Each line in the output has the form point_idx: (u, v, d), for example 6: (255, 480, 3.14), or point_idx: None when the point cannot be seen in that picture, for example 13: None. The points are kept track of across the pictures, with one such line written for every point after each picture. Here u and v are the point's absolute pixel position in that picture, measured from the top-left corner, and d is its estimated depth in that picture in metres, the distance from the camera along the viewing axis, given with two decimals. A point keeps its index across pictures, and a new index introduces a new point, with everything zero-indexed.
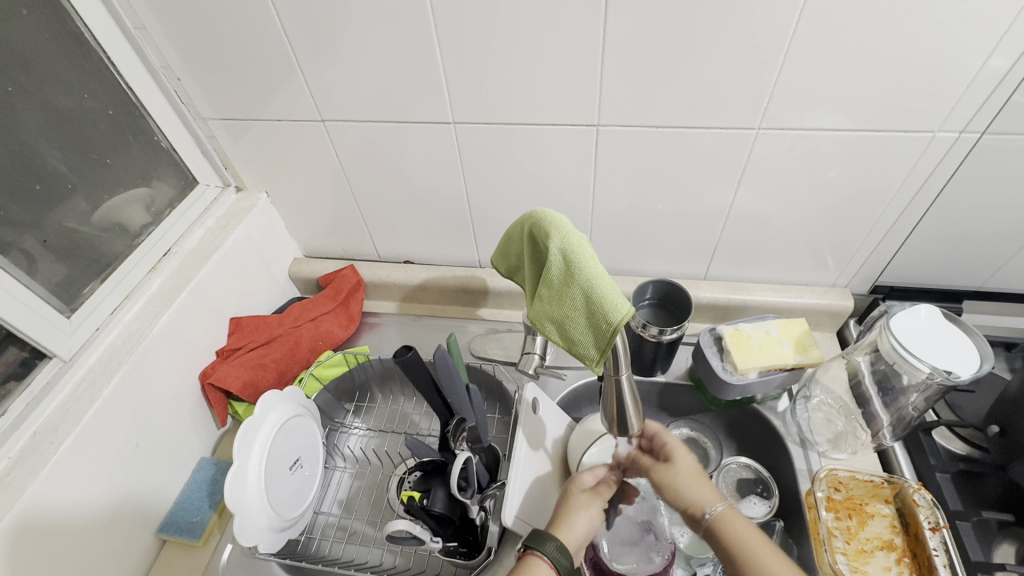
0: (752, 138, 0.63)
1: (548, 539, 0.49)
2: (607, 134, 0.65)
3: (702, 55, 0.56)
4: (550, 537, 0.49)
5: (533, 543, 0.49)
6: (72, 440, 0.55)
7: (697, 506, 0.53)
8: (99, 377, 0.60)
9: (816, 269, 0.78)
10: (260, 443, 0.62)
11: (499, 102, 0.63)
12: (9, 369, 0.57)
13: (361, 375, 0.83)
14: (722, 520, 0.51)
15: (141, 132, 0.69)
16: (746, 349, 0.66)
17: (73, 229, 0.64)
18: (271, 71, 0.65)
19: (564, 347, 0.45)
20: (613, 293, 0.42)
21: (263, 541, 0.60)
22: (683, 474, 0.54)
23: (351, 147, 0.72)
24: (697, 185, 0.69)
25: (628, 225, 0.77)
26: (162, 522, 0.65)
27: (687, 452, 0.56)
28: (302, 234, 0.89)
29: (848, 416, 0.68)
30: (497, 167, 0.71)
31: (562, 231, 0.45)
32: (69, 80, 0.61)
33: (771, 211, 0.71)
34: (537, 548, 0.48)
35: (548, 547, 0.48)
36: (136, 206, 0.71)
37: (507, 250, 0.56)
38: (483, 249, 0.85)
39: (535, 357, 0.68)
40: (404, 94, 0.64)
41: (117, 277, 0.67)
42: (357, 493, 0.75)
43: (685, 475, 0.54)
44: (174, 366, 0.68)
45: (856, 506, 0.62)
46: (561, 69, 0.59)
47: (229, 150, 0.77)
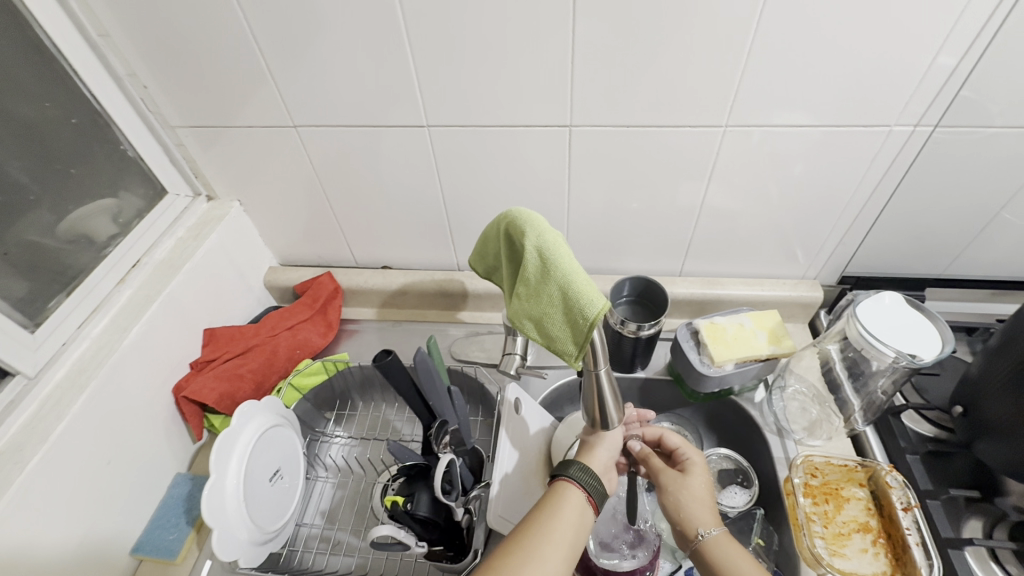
0: (720, 135, 0.64)
1: (573, 464, 0.54)
2: (580, 135, 0.66)
3: (668, 55, 0.57)
4: (574, 463, 0.54)
5: (561, 470, 0.53)
6: (38, 459, 0.53)
7: (694, 524, 0.52)
8: (67, 393, 0.58)
9: (786, 262, 0.81)
10: (237, 455, 0.61)
11: (472, 105, 0.64)
12: None
13: (340, 383, 0.82)
14: (715, 544, 0.50)
15: (107, 141, 0.68)
16: (722, 342, 0.68)
17: (36, 242, 0.62)
18: (241, 77, 0.64)
19: (543, 344, 0.46)
20: (589, 289, 0.43)
21: (242, 555, 0.59)
22: (693, 487, 0.55)
23: (324, 152, 0.72)
24: (669, 183, 0.71)
25: (603, 224, 0.78)
26: (137, 541, 0.63)
27: (703, 471, 0.57)
28: (277, 241, 0.88)
29: (822, 404, 0.71)
30: (473, 170, 0.72)
31: (537, 229, 0.45)
32: (30, 88, 0.60)
33: (741, 207, 0.73)
34: (563, 473, 0.53)
35: (572, 470, 0.53)
36: (103, 217, 0.69)
37: (484, 252, 0.57)
38: (461, 252, 0.85)
39: (516, 358, 0.69)
40: (379, 98, 0.64)
41: (85, 290, 0.65)
42: (340, 503, 0.74)
43: (692, 490, 0.55)
44: (146, 379, 0.67)
45: (832, 491, 0.64)
46: (533, 72, 0.60)
47: (199, 158, 0.75)
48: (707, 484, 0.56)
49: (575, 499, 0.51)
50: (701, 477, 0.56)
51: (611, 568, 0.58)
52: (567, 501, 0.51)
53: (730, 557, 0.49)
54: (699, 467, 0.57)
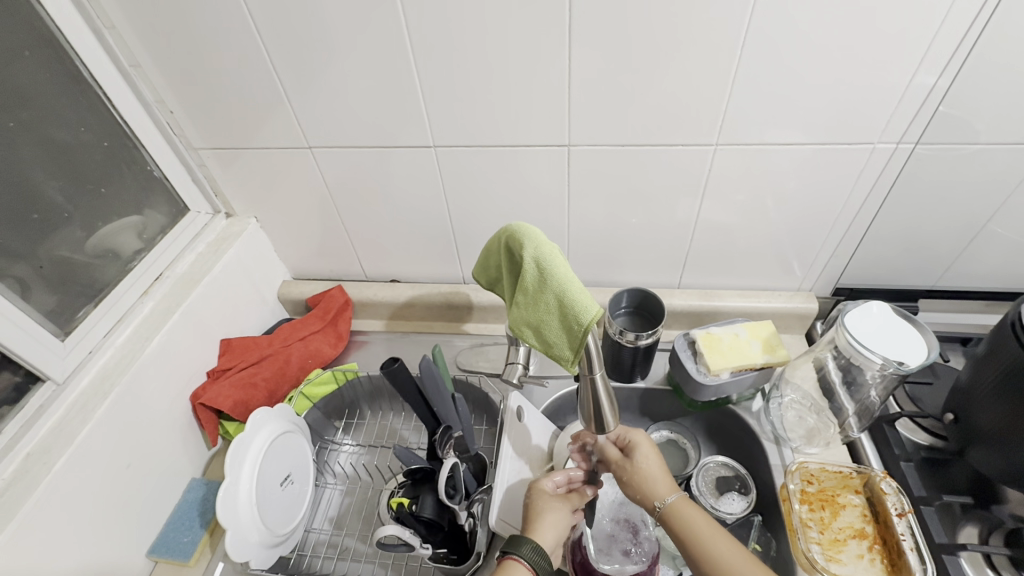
0: (712, 152, 0.68)
1: (525, 541, 0.52)
2: (579, 153, 0.69)
3: (659, 78, 0.61)
4: (526, 541, 0.52)
5: (511, 548, 0.52)
6: (64, 461, 0.56)
7: (652, 498, 0.56)
8: (92, 399, 0.61)
9: (781, 274, 0.83)
10: (251, 460, 0.64)
11: (476, 127, 0.68)
12: (4, 394, 0.58)
13: (350, 393, 0.85)
14: (675, 510, 0.54)
15: (135, 162, 0.72)
16: (719, 351, 0.69)
17: (67, 257, 0.66)
18: (260, 102, 0.69)
19: (542, 350, 0.49)
20: (583, 296, 0.46)
21: (253, 557, 0.61)
22: (643, 470, 0.58)
23: (338, 171, 0.76)
24: (665, 199, 0.74)
25: (602, 238, 0.81)
26: (153, 543, 0.66)
27: (650, 450, 0.59)
28: (291, 256, 0.92)
29: (819, 412, 0.72)
30: (477, 188, 0.75)
31: (534, 241, 0.49)
32: (67, 115, 0.64)
33: (736, 221, 0.76)
34: (512, 550, 0.52)
35: (524, 549, 0.52)
36: (129, 233, 0.73)
37: (487, 264, 0.60)
38: (466, 265, 0.88)
39: (519, 367, 0.71)
40: (388, 121, 0.68)
41: (110, 302, 0.69)
42: (347, 510, 0.77)
43: (644, 471, 0.58)
44: (165, 388, 0.70)
45: (828, 498, 0.65)
46: (533, 95, 0.64)
47: (219, 177, 0.80)
48: (657, 458, 0.59)
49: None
50: (650, 456, 0.59)
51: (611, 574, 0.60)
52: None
53: (688, 518, 0.53)
54: (645, 448, 0.60)
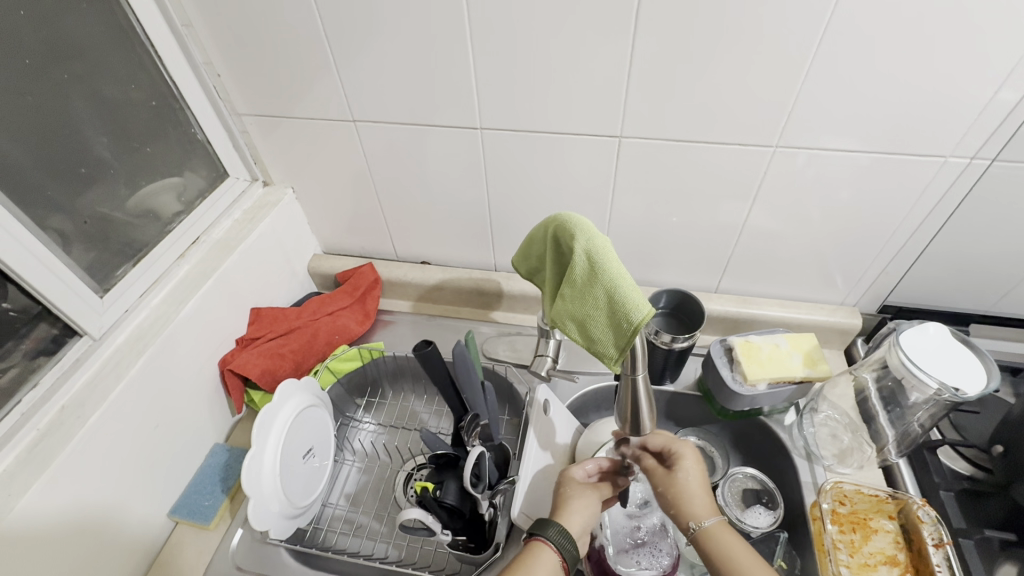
0: (769, 154, 0.65)
1: (551, 525, 0.52)
2: (629, 145, 0.67)
3: (724, 74, 0.58)
4: (552, 524, 0.52)
5: (537, 531, 0.52)
6: (97, 416, 0.56)
7: (687, 516, 0.54)
8: (125, 357, 0.61)
9: (825, 286, 0.80)
10: (277, 431, 0.64)
11: (525, 111, 0.66)
12: (41, 345, 0.58)
13: (373, 371, 0.84)
14: (710, 535, 0.52)
15: (180, 124, 0.72)
16: (756, 360, 0.67)
17: (108, 214, 0.66)
18: (308, 71, 0.67)
19: (584, 345, 0.48)
20: (634, 295, 0.44)
21: (273, 526, 0.61)
22: (683, 486, 0.56)
23: (379, 148, 0.75)
24: (712, 200, 0.71)
25: (642, 234, 0.79)
26: (174, 504, 0.66)
27: (694, 466, 0.57)
28: (324, 230, 0.91)
29: (854, 432, 0.69)
30: (519, 175, 0.74)
31: (587, 232, 0.47)
32: (117, 70, 0.64)
33: (785, 228, 0.73)
34: (540, 533, 0.51)
35: (550, 531, 0.51)
36: (169, 194, 0.73)
37: (528, 252, 0.59)
38: (500, 253, 0.87)
39: (547, 360, 0.71)
40: (434, 99, 0.67)
41: (149, 262, 0.68)
42: (365, 487, 0.76)
43: (683, 487, 0.56)
44: (196, 351, 0.70)
45: (860, 521, 0.62)
46: (588, 83, 0.61)
47: (260, 145, 0.79)
48: (699, 475, 0.57)
49: (550, 565, 0.49)
50: (693, 472, 0.57)
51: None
52: (543, 566, 0.49)
53: (724, 544, 0.51)
54: (690, 463, 0.58)
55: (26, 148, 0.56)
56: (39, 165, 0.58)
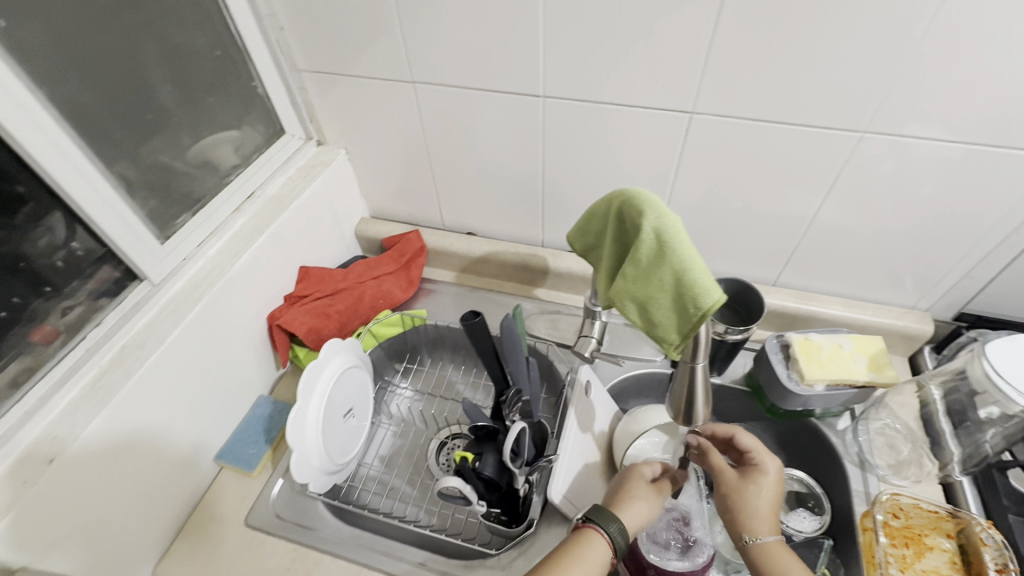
0: (855, 140, 0.60)
1: (614, 520, 0.50)
2: (700, 122, 0.63)
3: (816, 48, 0.53)
4: (615, 520, 0.50)
5: (597, 520, 0.50)
6: (155, 358, 0.58)
7: (747, 529, 0.51)
8: (182, 304, 0.63)
9: (896, 288, 0.75)
10: (320, 388, 0.65)
11: (591, 79, 0.62)
12: (104, 286, 0.60)
13: (413, 338, 0.85)
14: (765, 554, 0.50)
15: (240, 76, 0.72)
16: (816, 360, 0.64)
17: (166, 163, 0.67)
18: (370, 27, 0.66)
19: (643, 329, 0.46)
20: (705, 279, 0.41)
21: (313, 480, 0.62)
22: (753, 499, 0.52)
23: (435, 111, 0.73)
24: (783, 187, 0.67)
25: (701, 218, 0.75)
26: (220, 450, 0.69)
27: (772, 482, 0.53)
28: (373, 193, 0.91)
29: (914, 444, 0.66)
30: (578, 147, 0.71)
31: (657, 209, 0.44)
32: (185, 18, 0.64)
33: (861, 222, 0.68)
34: (601, 525, 0.50)
35: (612, 527, 0.50)
36: (227, 147, 0.74)
37: (587, 227, 0.56)
38: (549, 229, 0.84)
39: (592, 341, 0.69)
40: (496, 62, 0.64)
41: (207, 213, 0.69)
42: (399, 451, 0.77)
43: (753, 499, 0.52)
44: (248, 304, 0.71)
45: (913, 536, 0.58)
46: (663, 52, 0.57)
47: (316, 103, 0.78)
48: (773, 492, 0.53)
49: (604, 558, 0.48)
50: (767, 487, 0.53)
51: (658, 565, 0.58)
52: (598, 559, 0.48)
53: (780, 565, 0.49)
54: (768, 478, 0.54)
55: (97, 92, 0.57)
56: (110, 110, 0.58)
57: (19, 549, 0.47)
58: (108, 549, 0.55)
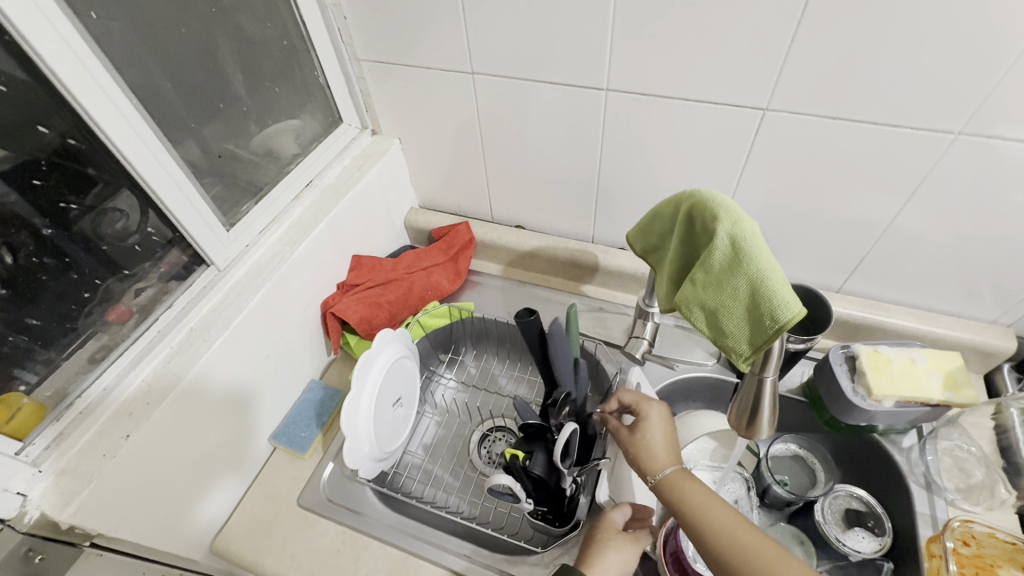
0: (948, 142, 0.55)
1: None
2: (773, 120, 0.60)
3: (912, 42, 0.49)
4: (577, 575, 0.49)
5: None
6: (221, 342, 0.60)
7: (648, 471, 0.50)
8: (246, 289, 0.65)
9: (976, 301, 0.70)
10: (373, 377, 0.66)
11: (659, 71, 0.60)
12: (173, 270, 0.63)
13: (459, 331, 0.85)
14: (668, 489, 0.48)
15: (303, 66, 0.73)
16: (886, 374, 0.61)
17: (233, 150, 0.69)
18: (435, 21, 0.65)
19: (710, 337, 0.45)
20: (785, 291, 0.39)
21: (363, 466, 0.64)
22: (644, 441, 0.52)
23: (493, 103, 0.72)
24: (860, 188, 0.63)
25: (765, 220, 0.71)
26: (275, 431, 0.71)
27: (657, 424, 0.54)
28: (424, 184, 0.91)
29: (988, 467, 0.61)
30: (639, 142, 0.68)
31: (734, 215, 0.42)
32: (253, 7, 0.65)
33: (944, 230, 0.64)
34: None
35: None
36: (287, 136, 0.75)
37: (650, 228, 0.55)
38: (601, 225, 0.83)
39: (643, 343, 0.69)
40: (560, 52, 0.62)
41: (268, 201, 0.71)
42: (442, 441, 0.78)
43: (644, 441, 0.52)
44: (304, 291, 0.73)
45: (985, 567, 0.53)
46: (739, 44, 0.54)
47: (374, 93, 0.79)
48: (662, 431, 0.53)
49: None
50: (655, 428, 0.53)
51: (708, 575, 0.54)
52: None
53: (686, 495, 0.47)
54: (653, 420, 0.54)
55: (170, 80, 0.58)
56: (183, 97, 0.60)
57: (102, 516, 0.50)
58: (176, 519, 0.58)
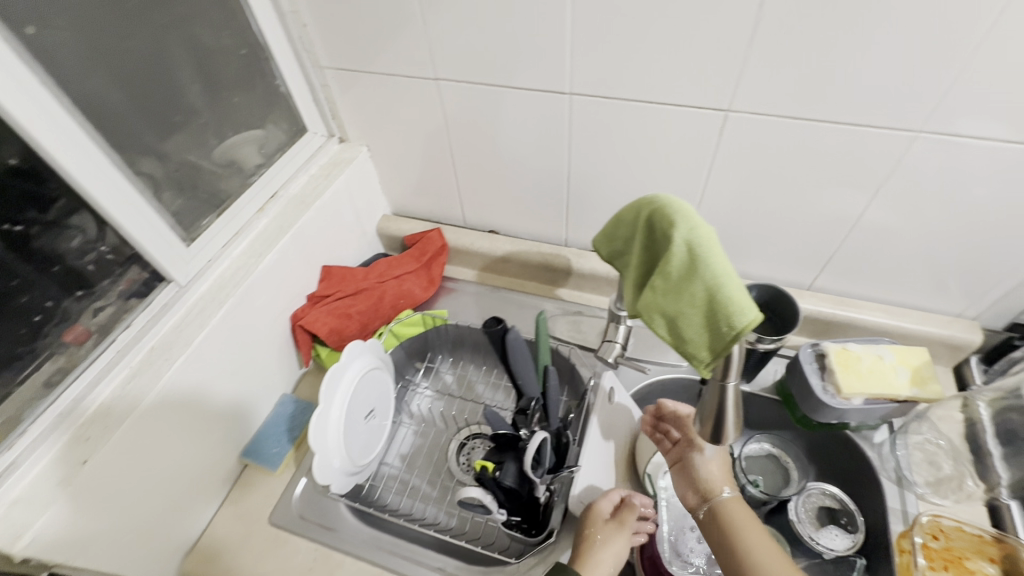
0: (907, 140, 0.55)
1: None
2: (735, 120, 0.59)
3: (866, 41, 0.49)
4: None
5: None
6: (182, 360, 0.59)
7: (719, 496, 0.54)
8: (208, 305, 0.63)
9: (943, 294, 0.70)
10: (343, 389, 0.65)
11: (620, 75, 0.59)
12: (133, 287, 0.61)
13: (434, 339, 0.84)
14: (730, 512, 0.52)
15: (264, 75, 0.72)
16: (854, 372, 0.61)
17: (194, 162, 0.68)
18: (396, 29, 0.64)
19: (671, 344, 0.45)
20: (741, 296, 0.39)
21: (335, 481, 0.63)
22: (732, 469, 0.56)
23: (458, 108, 0.71)
24: (824, 186, 0.63)
25: (735, 220, 0.71)
26: (246, 448, 0.70)
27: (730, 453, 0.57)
28: (395, 191, 0.90)
29: (956, 460, 0.62)
30: (606, 145, 0.68)
31: (689, 221, 0.42)
32: (206, 15, 0.64)
33: (908, 225, 0.64)
34: None
35: None
36: (250, 147, 0.74)
37: (614, 233, 0.54)
38: (573, 228, 0.82)
39: (616, 346, 0.68)
40: (522, 57, 0.62)
41: (231, 214, 0.69)
42: (420, 450, 0.77)
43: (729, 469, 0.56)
44: (272, 304, 0.72)
45: (954, 560, 0.54)
46: (697, 46, 0.54)
47: (339, 100, 0.77)
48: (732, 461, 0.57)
49: None
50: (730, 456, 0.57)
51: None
52: None
53: (740, 519, 0.51)
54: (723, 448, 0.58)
55: (121, 92, 0.57)
56: (136, 110, 0.59)
57: (58, 544, 0.49)
58: (139, 545, 0.57)
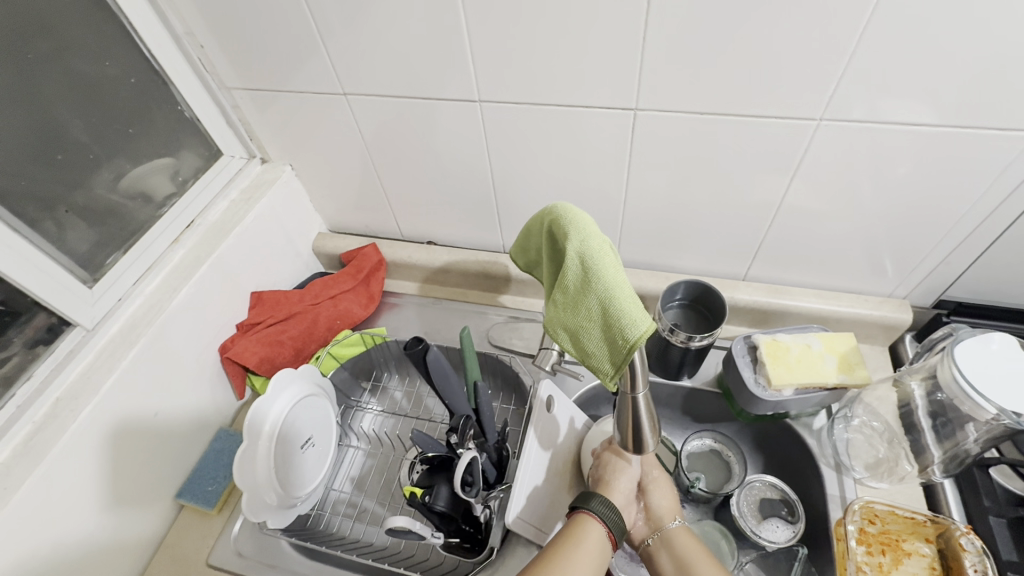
0: (812, 128, 0.55)
1: (593, 496, 0.52)
2: (644, 119, 0.58)
3: (756, 34, 0.49)
4: (594, 495, 0.52)
5: (580, 502, 0.52)
6: (89, 411, 0.56)
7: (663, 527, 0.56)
8: (120, 346, 0.61)
9: (871, 275, 0.71)
10: (271, 423, 0.62)
11: (525, 81, 0.58)
12: (36, 335, 0.58)
13: (378, 356, 0.82)
14: (673, 539, 0.54)
15: (166, 100, 0.69)
16: (783, 363, 0.61)
17: (103, 197, 0.65)
18: (293, 46, 0.62)
19: (578, 358, 0.43)
20: (633, 308, 0.38)
21: (270, 517, 0.61)
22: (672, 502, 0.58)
23: (373, 122, 0.69)
24: (742, 178, 0.63)
25: (662, 217, 0.71)
26: (180, 488, 0.67)
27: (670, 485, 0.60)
28: (327, 208, 0.88)
29: (891, 442, 0.62)
30: (524, 151, 0.67)
31: (580, 232, 0.41)
32: (90, 44, 0.60)
33: (826, 210, 0.64)
34: (585, 505, 0.52)
35: (594, 502, 0.52)
36: (161, 176, 0.71)
37: (526, 244, 0.53)
38: (508, 234, 0.81)
39: (553, 353, 0.59)
40: (425, 68, 0.60)
41: (139, 249, 0.67)
42: (369, 471, 0.76)
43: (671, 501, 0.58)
44: (196, 337, 0.69)
45: (890, 542, 0.56)
46: (594, 47, 0.53)
47: (254, 122, 0.75)
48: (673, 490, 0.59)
49: (598, 535, 0.50)
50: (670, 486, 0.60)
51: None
52: (591, 535, 0.49)
53: (683, 547, 0.53)
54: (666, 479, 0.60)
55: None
56: (18, 150, 0.56)
57: None
58: None
